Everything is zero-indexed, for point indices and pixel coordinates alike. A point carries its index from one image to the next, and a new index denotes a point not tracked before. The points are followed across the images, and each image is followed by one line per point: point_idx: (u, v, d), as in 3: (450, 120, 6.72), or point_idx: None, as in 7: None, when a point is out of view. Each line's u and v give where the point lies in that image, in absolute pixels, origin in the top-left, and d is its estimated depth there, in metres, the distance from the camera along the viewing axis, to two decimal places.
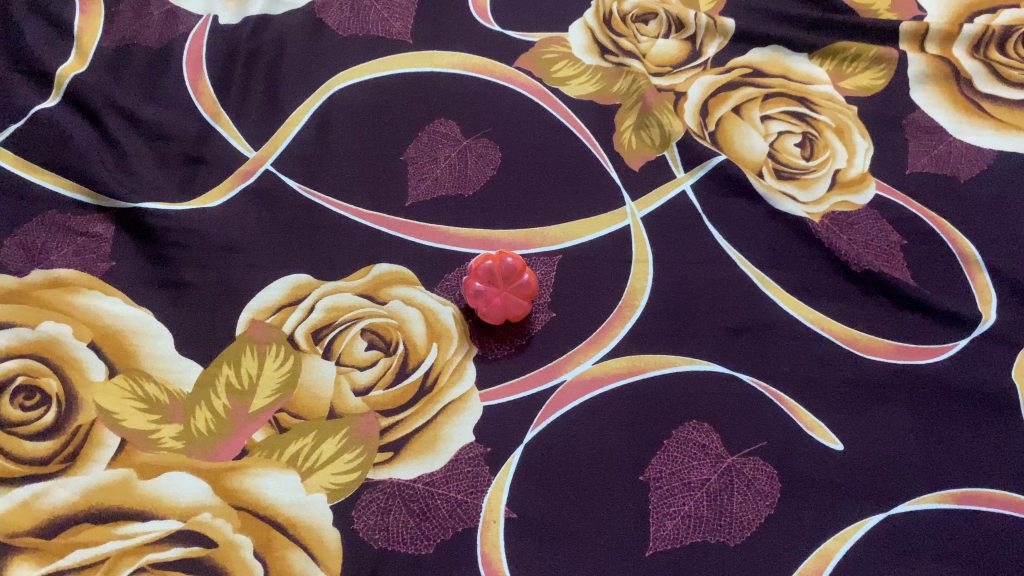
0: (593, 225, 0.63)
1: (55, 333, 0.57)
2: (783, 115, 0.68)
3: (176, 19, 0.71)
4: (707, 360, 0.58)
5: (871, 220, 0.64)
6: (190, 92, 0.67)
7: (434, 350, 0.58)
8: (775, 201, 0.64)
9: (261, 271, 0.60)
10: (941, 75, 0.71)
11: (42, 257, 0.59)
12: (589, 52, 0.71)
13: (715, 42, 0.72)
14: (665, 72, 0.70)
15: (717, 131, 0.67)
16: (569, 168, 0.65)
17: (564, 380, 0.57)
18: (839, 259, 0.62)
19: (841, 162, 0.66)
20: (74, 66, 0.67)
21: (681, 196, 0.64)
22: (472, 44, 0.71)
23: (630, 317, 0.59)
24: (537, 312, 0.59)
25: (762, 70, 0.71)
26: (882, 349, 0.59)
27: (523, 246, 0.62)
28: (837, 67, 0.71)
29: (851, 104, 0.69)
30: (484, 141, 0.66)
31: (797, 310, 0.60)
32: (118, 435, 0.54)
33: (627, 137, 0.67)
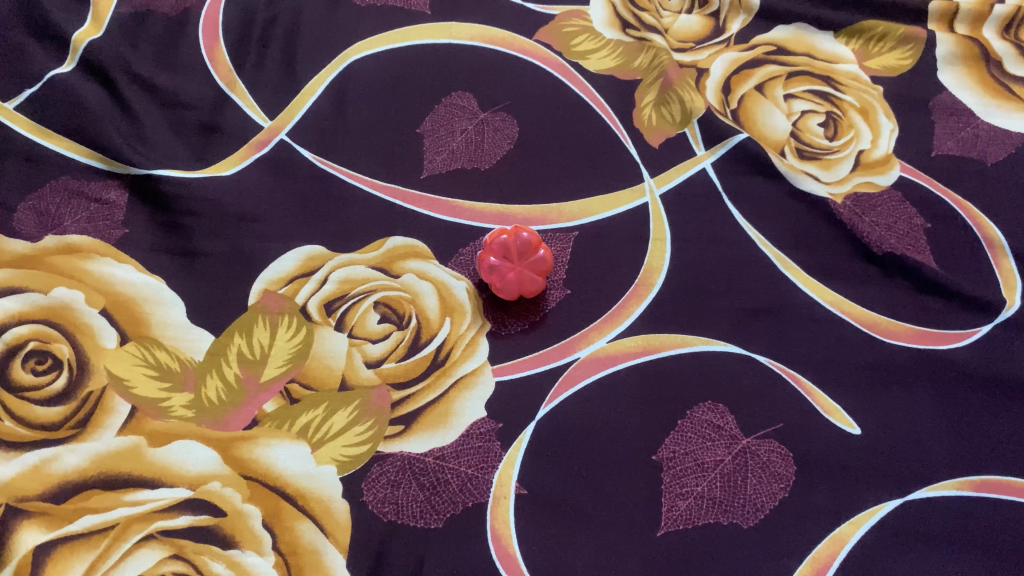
0: (610, 202, 0.62)
1: (68, 299, 0.57)
2: (807, 95, 0.67)
3: None
4: (724, 341, 0.57)
5: (895, 202, 0.63)
6: (206, 60, 0.66)
7: (447, 324, 0.57)
8: (796, 180, 0.63)
9: (275, 241, 0.60)
10: (970, 56, 0.69)
11: (55, 222, 0.59)
12: (610, 26, 0.70)
13: (738, 18, 0.70)
14: (687, 48, 0.69)
15: (740, 109, 0.66)
16: (587, 144, 0.64)
17: (578, 357, 0.56)
18: (861, 241, 0.61)
19: (865, 143, 0.65)
20: (89, 32, 0.66)
21: (700, 173, 0.63)
22: (491, 16, 0.70)
23: (647, 295, 0.58)
24: (552, 289, 0.59)
25: (787, 48, 0.69)
26: (902, 333, 0.58)
27: (539, 221, 0.61)
28: (863, 47, 0.70)
29: (876, 84, 0.68)
30: (501, 115, 0.65)
31: (816, 292, 0.59)
32: (128, 402, 0.54)
33: (647, 113, 0.66)
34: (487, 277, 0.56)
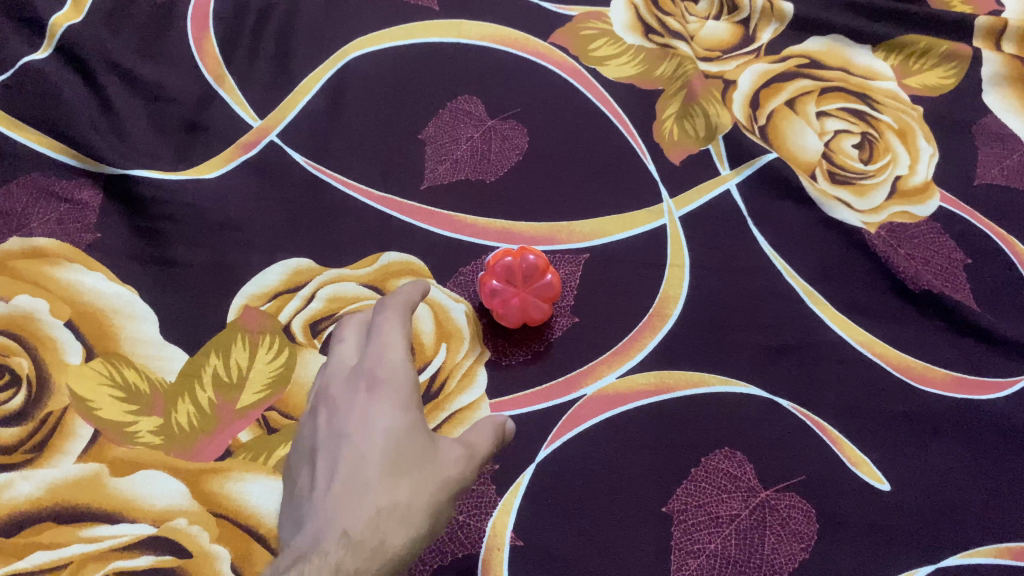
0: (625, 223, 0.57)
1: (31, 309, 0.52)
2: (841, 113, 0.62)
3: None
4: (744, 382, 0.52)
5: (933, 234, 0.58)
6: (194, 51, 0.61)
7: (443, 351, 0.52)
8: (828, 207, 0.58)
9: (260, 253, 0.55)
10: (1019, 77, 0.64)
11: (21, 223, 0.54)
12: (631, 31, 0.65)
13: (770, 27, 0.65)
14: (714, 57, 0.64)
15: (768, 126, 0.61)
16: (603, 158, 0.60)
17: (584, 394, 0.52)
18: (896, 277, 0.56)
19: (902, 168, 0.60)
20: (68, 16, 0.61)
21: (724, 195, 0.58)
22: (504, 15, 0.65)
23: (661, 327, 0.54)
24: (558, 316, 0.54)
25: (821, 61, 0.64)
26: (937, 379, 0.53)
27: (547, 241, 0.56)
28: (902, 63, 0.65)
29: (916, 104, 0.63)
30: (510, 122, 0.60)
31: (846, 330, 0.54)
32: (91, 425, 0.49)
33: (668, 127, 0.61)
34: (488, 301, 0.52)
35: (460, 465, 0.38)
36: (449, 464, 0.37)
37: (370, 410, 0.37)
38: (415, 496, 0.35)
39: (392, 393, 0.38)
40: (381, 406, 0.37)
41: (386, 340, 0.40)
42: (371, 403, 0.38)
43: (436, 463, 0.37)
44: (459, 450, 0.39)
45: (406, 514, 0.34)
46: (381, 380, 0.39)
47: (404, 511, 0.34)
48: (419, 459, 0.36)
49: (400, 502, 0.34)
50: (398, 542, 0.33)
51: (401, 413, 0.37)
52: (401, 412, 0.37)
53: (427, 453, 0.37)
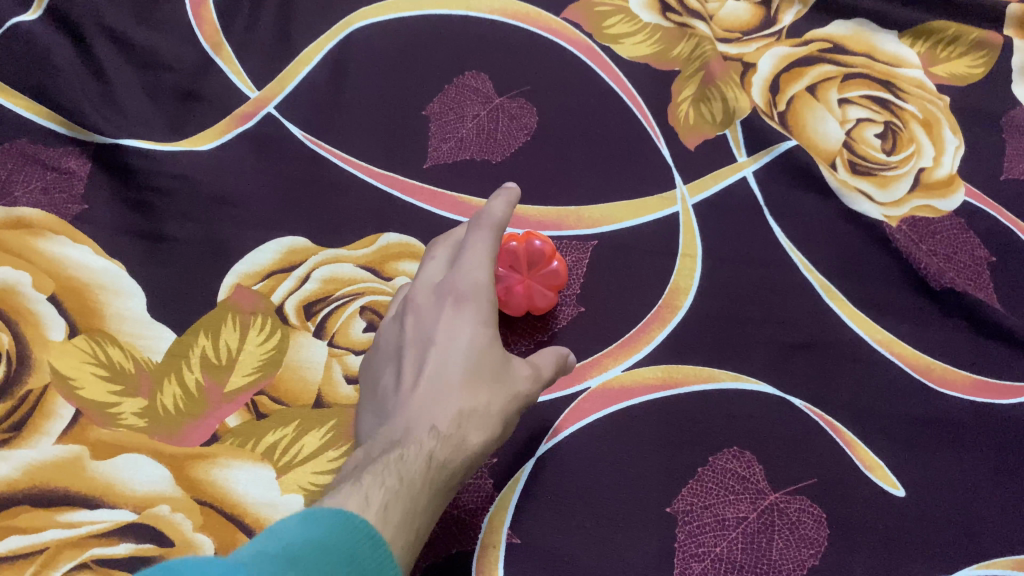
0: (636, 209, 0.55)
1: (13, 281, 0.50)
2: (865, 100, 0.59)
3: None
4: (755, 379, 0.50)
5: (957, 230, 0.55)
6: (190, 17, 0.58)
7: None
8: (848, 198, 0.56)
9: (254, 230, 0.52)
10: None
11: (5, 192, 0.52)
12: (648, 8, 0.61)
13: (792, 9, 0.62)
14: (733, 38, 0.61)
15: (788, 112, 0.58)
16: (615, 141, 0.57)
17: (588, 387, 0.49)
18: (918, 274, 0.54)
19: (927, 160, 0.58)
20: None
21: (740, 183, 0.56)
22: None
23: (671, 320, 0.52)
24: (563, 304, 0.52)
25: (845, 45, 0.61)
26: (957, 382, 0.51)
27: (554, 226, 0.54)
28: (930, 50, 0.62)
29: (942, 93, 0.60)
30: (519, 100, 0.57)
31: (863, 328, 0.52)
32: (72, 405, 0.47)
33: (684, 110, 0.58)
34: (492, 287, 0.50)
35: (530, 381, 0.43)
36: (521, 379, 0.43)
37: (457, 321, 0.42)
38: (490, 404, 0.41)
39: (477, 307, 0.43)
40: (466, 320, 0.42)
41: (471, 261, 0.44)
42: (456, 317, 0.43)
43: (511, 376, 0.42)
44: (528, 370, 0.43)
45: (483, 418, 0.40)
46: (466, 296, 0.43)
47: (482, 414, 0.40)
48: (496, 371, 0.42)
49: (478, 405, 0.40)
50: (474, 442, 0.39)
51: (481, 328, 0.42)
52: (483, 326, 0.42)
53: (502, 366, 0.42)
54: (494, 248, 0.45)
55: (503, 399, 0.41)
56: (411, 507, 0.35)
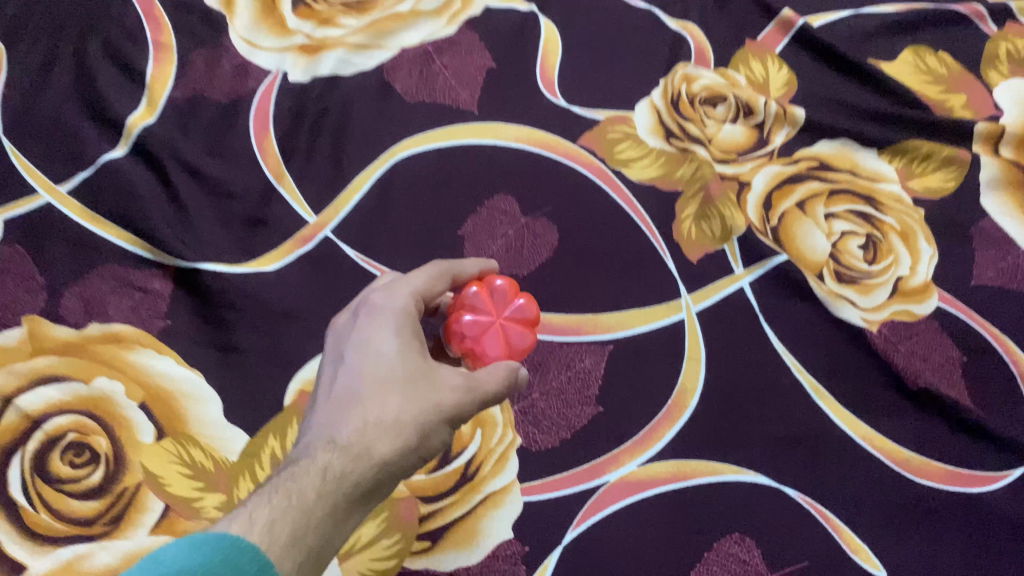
0: (646, 316, 0.62)
1: (108, 392, 0.58)
2: (848, 214, 0.67)
3: (247, 73, 0.69)
4: (753, 471, 0.57)
5: (932, 332, 0.62)
6: (255, 149, 0.66)
7: (479, 437, 0.58)
8: (833, 305, 0.63)
9: (314, 341, 0.60)
10: (1013, 182, 0.69)
11: (100, 311, 0.60)
12: (654, 134, 0.70)
13: (782, 131, 0.70)
14: (730, 160, 0.69)
15: (780, 227, 0.66)
16: (628, 256, 0.65)
17: (606, 481, 0.57)
18: (896, 375, 0.61)
19: (904, 269, 0.65)
20: (142, 117, 0.66)
21: (738, 293, 0.63)
22: (539, 119, 0.70)
23: (679, 418, 0.59)
24: (583, 405, 0.59)
25: (830, 164, 0.69)
26: (933, 472, 0.58)
27: (574, 332, 0.62)
28: (906, 166, 0.70)
29: (918, 206, 0.68)
30: (542, 220, 0.66)
31: (850, 425, 0.59)
32: (162, 500, 0.55)
33: (687, 226, 0.66)
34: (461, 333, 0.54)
35: (453, 394, 0.46)
36: (442, 391, 0.46)
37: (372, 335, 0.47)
38: (401, 411, 0.44)
39: (391, 323, 0.47)
40: (380, 335, 0.47)
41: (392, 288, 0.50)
42: (371, 333, 0.47)
43: (427, 387, 0.45)
44: (453, 382, 0.46)
45: (392, 425, 0.43)
46: (380, 314, 0.48)
47: (391, 423, 0.43)
48: (410, 382, 0.45)
49: (386, 416, 0.44)
50: (381, 448, 0.43)
51: (394, 341, 0.46)
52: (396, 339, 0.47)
53: (416, 374, 0.46)
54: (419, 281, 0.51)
55: (417, 407, 0.44)
56: (302, 521, 0.39)
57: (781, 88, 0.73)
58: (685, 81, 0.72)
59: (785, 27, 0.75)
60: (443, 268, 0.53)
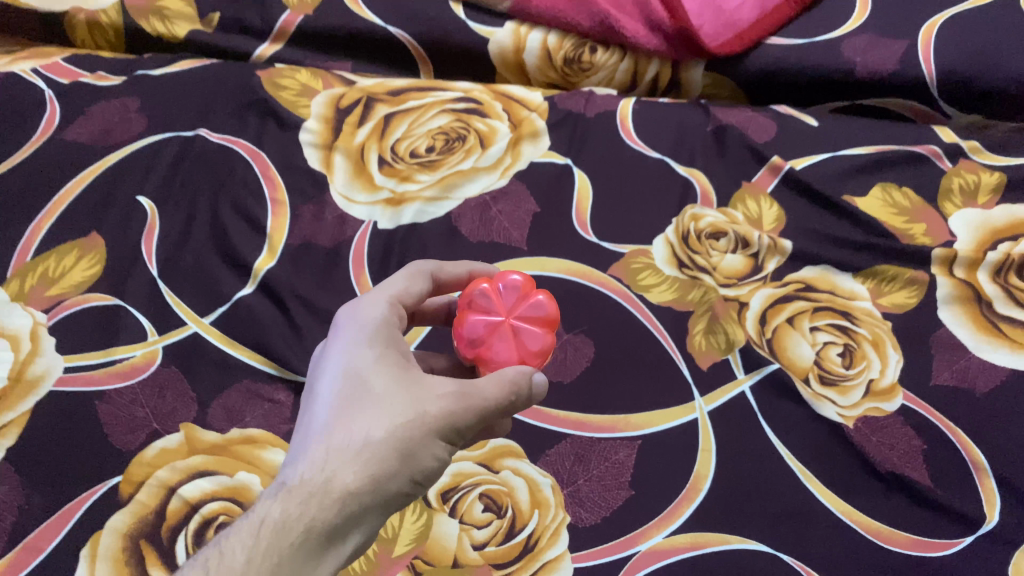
0: (667, 415, 0.78)
1: (248, 482, 0.73)
2: (829, 327, 0.82)
3: (346, 222, 0.87)
4: (755, 541, 0.72)
5: (897, 425, 0.77)
6: (354, 284, 0.83)
7: (536, 515, 0.73)
8: (817, 404, 0.78)
9: None
10: (965, 297, 0.85)
11: (239, 418, 0.76)
12: (669, 263, 0.87)
13: (774, 259, 0.87)
14: (731, 283, 0.85)
15: (773, 339, 0.82)
16: (652, 366, 0.81)
17: (638, 550, 0.72)
18: (868, 460, 0.76)
19: (875, 372, 0.80)
20: (265, 260, 0.84)
21: (741, 395, 0.79)
22: (577, 254, 0.87)
23: (695, 498, 0.74)
24: (618, 489, 0.75)
25: (814, 285, 0.85)
26: (899, 540, 0.72)
27: (610, 429, 0.78)
28: (876, 285, 0.86)
29: (886, 319, 0.84)
30: (581, 336, 0.83)
31: (832, 502, 0.74)
32: None
33: (698, 339, 0.82)
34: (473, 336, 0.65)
35: (419, 410, 0.55)
36: (407, 409, 0.55)
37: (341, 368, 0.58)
38: (366, 437, 0.53)
39: (356, 354, 0.58)
40: (347, 370, 0.57)
41: (356, 326, 0.61)
42: (341, 371, 0.57)
43: (392, 408, 0.54)
44: (421, 401, 0.55)
45: (359, 450, 0.52)
46: (348, 352, 0.59)
47: (356, 450, 0.52)
48: (374, 406, 0.55)
49: (353, 443, 0.53)
50: (347, 472, 0.51)
51: (360, 374, 0.57)
52: (363, 368, 0.57)
53: (381, 395, 0.55)
54: (379, 312, 0.62)
55: (382, 429, 0.53)
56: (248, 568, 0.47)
57: (772, 223, 0.90)
58: (693, 220, 0.90)
59: (774, 170, 0.93)
60: (408, 285, 0.66)
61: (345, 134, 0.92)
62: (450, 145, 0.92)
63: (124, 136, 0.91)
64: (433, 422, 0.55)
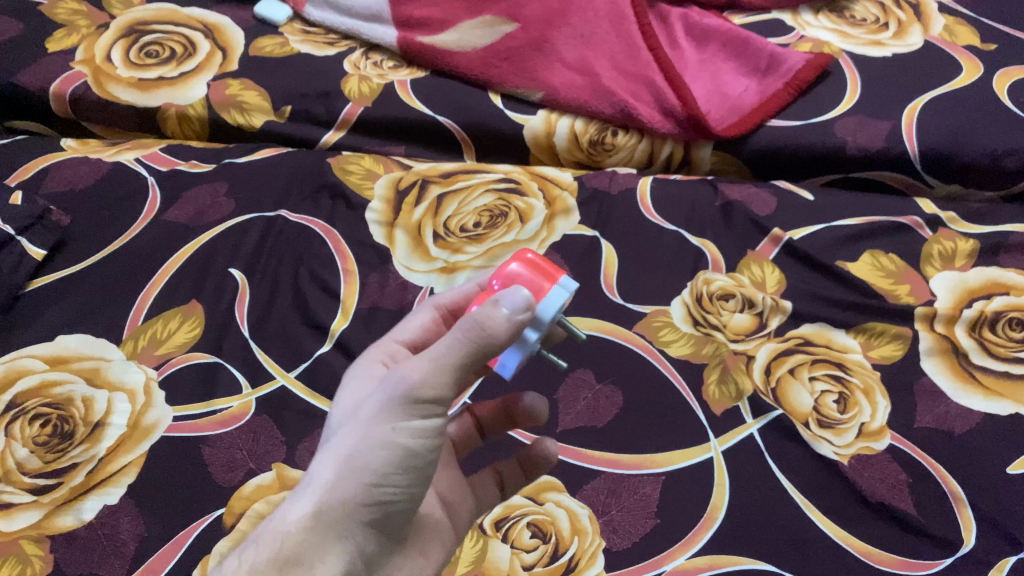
0: (686, 454, 0.91)
1: None
2: (826, 377, 0.95)
3: (407, 289, 1.01)
4: (764, 561, 0.84)
5: (886, 462, 0.90)
6: None
7: (576, 541, 0.86)
8: (816, 444, 0.91)
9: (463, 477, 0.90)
10: (944, 349, 0.98)
11: None
12: (685, 321, 1.00)
13: (776, 317, 1.00)
14: (740, 339, 0.99)
15: (777, 388, 0.95)
16: (673, 412, 0.94)
17: (664, 570, 0.83)
18: (861, 492, 0.88)
19: (866, 416, 0.93)
20: (340, 322, 0.98)
21: (750, 436, 0.92)
22: (605, 314, 1.01)
23: (712, 525, 0.86)
24: (646, 517, 0.87)
25: (812, 340, 0.99)
26: (888, 560, 0.84)
27: (638, 466, 0.90)
28: (866, 340, 0.99)
29: (876, 370, 0.97)
30: (610, 387, 0.96)
31: (830, 528, 0.86)
32: None
33: (712, 389, 0.95)
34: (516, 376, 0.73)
35: (365, 417, 0.66)
36: (355, 425, 0.66)
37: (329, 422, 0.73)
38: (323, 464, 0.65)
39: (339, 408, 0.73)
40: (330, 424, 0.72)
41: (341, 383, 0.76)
42: (328, 426, 0.72)
43: (343, 434, 0.67)
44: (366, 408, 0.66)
45: (319, 473, 0.65)
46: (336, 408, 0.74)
47: (315, 475, 0.65)
48: (335, 436, 0.67)
49: (315, 471, 0.65)
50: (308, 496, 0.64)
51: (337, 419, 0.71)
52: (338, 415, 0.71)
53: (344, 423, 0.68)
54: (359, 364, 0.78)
55: (334, 451, 0.65)
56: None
57: (775, 286, 1.04)
58: (706, 284, 1.04)
59: (776, 240, 1.08)
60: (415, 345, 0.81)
61: (404, 213, 1.08)
62: (494, 221, 1.07)
63: (217, 217, 1.08)
64: (375, 414, 0.65)
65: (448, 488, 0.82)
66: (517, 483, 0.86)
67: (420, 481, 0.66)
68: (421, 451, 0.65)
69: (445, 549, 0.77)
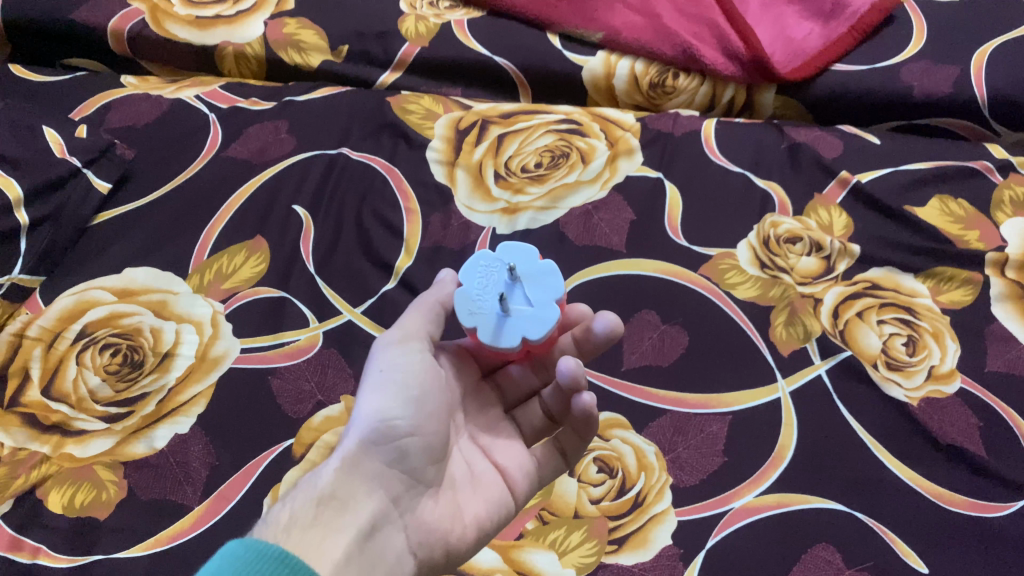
0: (754, 395, 0.90)
1: None
2: (894, 320, 0.94)
3: (469, 228, 1.01)
4: (833, 501, 0.83)
5: (957, 405, 0.89)
6: None
7: (643, 477, 0.85)
8: (885, 386, 0.90)
9: None
10: (1015, 295, 0.96)
11: None
12: (751, 264, 1.00)
13: (844, 261, 0.99)
14: (808, 282, 0.98)
15: (845, 330, 0.94)
16: (739, 352, 0.93)
17: (732, 507, 0.83)
18: (931, 435, 0.87)
19: (935, 360, 0.91)
20: (404, 260, 0.98)
21: (818, 377, 0.91)
22: (669, 255, 1.01)
23: (780, 465, 0.86)
24: (714, 456, 0.87)
25: (880, 284, 0.97)
26: (959, 502, 0.83)
27: (705, 405, 0.90)
28: (935, 285, 0.97)
29: (945, 314, 0.95)
30: (676, 327, 0.95)
31: (899, 470, 0.85)
32: None
33: (779, 330, 0.94)
34: (510, 341, 0.74)
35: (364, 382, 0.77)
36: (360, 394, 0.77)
37: None
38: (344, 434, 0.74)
39: None
40: None
41: None
42: None
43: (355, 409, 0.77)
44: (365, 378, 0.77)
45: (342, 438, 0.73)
46: None
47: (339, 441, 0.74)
48: None
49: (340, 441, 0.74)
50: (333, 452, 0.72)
51: None
52: None
53: None
54: None
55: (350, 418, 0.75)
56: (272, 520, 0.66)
57: (842, 230, 1.02)
58: (772, 227, 1.02)
59: (843, 183, 1.06)
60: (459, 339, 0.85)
61: (464, 153, 1.07)
62: (555, 162, 1.06)
63: (278, 155, 1.08)
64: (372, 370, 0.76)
65: (504, 456, 0.81)
66: (575, 447, 0.83)
67: (425, 415, 0.73)
68: (414, 383, 0.74)
69: (489, 505, 0.77)
